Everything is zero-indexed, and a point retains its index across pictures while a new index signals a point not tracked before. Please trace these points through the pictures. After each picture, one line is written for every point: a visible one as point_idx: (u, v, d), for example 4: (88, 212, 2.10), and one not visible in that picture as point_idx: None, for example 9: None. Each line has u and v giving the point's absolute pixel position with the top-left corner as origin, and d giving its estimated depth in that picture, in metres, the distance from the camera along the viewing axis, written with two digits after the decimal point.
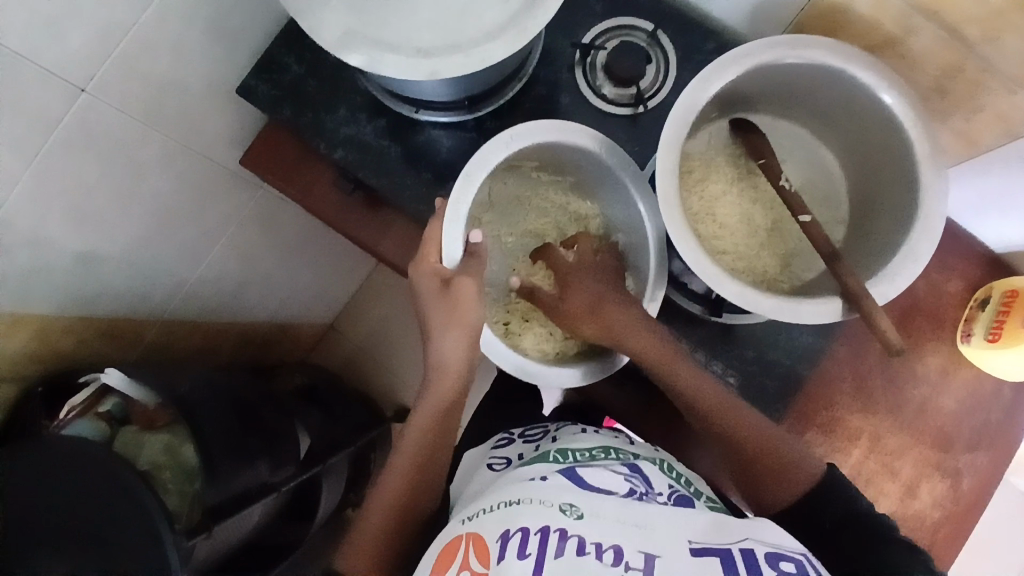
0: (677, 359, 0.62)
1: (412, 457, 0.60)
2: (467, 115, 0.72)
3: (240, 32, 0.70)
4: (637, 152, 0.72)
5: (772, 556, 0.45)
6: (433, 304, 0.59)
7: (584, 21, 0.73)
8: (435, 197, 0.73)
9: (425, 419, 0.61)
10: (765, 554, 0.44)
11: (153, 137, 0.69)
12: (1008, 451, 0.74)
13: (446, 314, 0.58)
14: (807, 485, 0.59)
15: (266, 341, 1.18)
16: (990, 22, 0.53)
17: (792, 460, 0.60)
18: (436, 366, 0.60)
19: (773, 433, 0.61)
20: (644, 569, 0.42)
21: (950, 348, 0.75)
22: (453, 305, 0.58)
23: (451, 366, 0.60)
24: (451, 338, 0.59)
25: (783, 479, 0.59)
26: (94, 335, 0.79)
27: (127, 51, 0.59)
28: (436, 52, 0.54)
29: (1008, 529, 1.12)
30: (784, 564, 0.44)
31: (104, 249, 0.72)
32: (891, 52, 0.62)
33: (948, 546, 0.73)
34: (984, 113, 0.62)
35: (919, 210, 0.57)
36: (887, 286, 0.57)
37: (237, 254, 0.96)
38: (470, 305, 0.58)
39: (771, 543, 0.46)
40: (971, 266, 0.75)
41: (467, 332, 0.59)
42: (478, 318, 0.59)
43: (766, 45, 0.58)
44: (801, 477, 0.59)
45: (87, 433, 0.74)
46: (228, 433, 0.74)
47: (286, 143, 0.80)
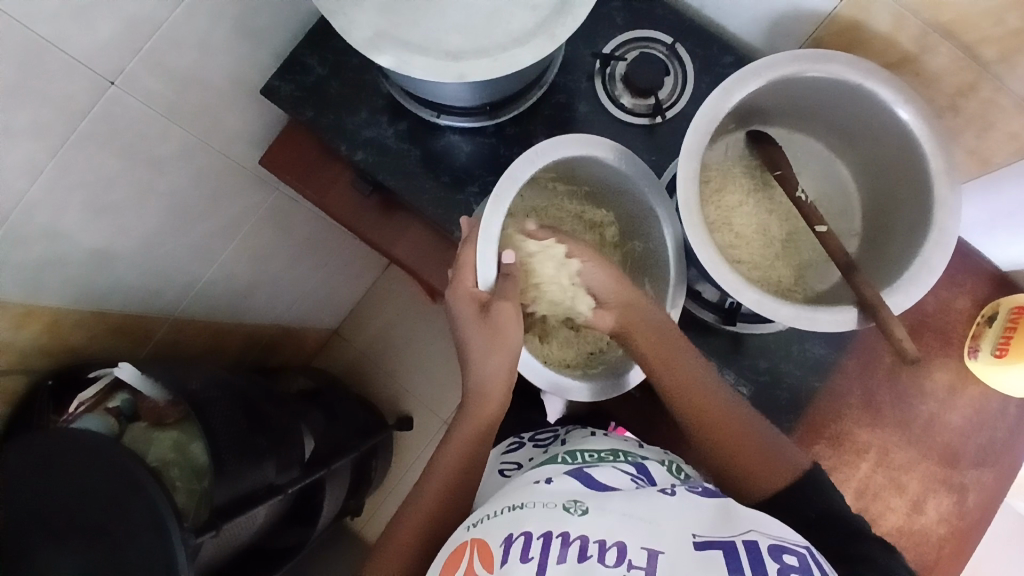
0: (681, 363, 0.62)
1: (444, 475, 0.59)
2: (488, 121, 0.73)
3: (265, 32, 0.71)
4: (653, 162, 0.73)
5: (776, 549, 0.45)
6: (473, 325, 0.61)
7: (604, 32, 0.75)
8: (453, 201, 0.73)
9: (461, 441, 0.61)
10: (768, 546, 0.45)
11: (175, 133, 0.70)
12: (1013, 468, 0.74)
13: (488, 339, 0.60)
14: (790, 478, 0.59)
15: (271, 343, 1.18)
16: (1006, 43, 0.54)
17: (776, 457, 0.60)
18: (476, 391, 0.62)
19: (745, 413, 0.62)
20: (646, 567, 0.42)
21: (958, 363, 0.75)
22: (494, 331, 0.60)
23: (491, 391, 0.62)
24: (492, 364, 0.60)
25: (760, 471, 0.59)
26: (104, 329, 0.79)
27: (156, 45, 0.60)
28: (465, 56, 0.55)
29: (1005, 552, 1.12)
30: (787, 556, 0.44)
31: (119, 244, 0.72)
32: (907, 70, 0.64)
33: (952, 561, 0.73)
34: (997, 132, 0.63)
35: (934, 223, 0.58)
36: (902, 296, 0.58)
37: (248, 253, 0.96)
38: (512, 323, 0.60)
39: (774, 536, 0.46)
40: (979, 283, 0.76)
41: (508, 356, 0.61)
42: (519, 341, 0.61)
43: (788, 58, 0.59)
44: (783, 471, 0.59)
45: (95, 428, 0.73)
46: (235, 427, 0.74)
47: (305, 145, 0.81)
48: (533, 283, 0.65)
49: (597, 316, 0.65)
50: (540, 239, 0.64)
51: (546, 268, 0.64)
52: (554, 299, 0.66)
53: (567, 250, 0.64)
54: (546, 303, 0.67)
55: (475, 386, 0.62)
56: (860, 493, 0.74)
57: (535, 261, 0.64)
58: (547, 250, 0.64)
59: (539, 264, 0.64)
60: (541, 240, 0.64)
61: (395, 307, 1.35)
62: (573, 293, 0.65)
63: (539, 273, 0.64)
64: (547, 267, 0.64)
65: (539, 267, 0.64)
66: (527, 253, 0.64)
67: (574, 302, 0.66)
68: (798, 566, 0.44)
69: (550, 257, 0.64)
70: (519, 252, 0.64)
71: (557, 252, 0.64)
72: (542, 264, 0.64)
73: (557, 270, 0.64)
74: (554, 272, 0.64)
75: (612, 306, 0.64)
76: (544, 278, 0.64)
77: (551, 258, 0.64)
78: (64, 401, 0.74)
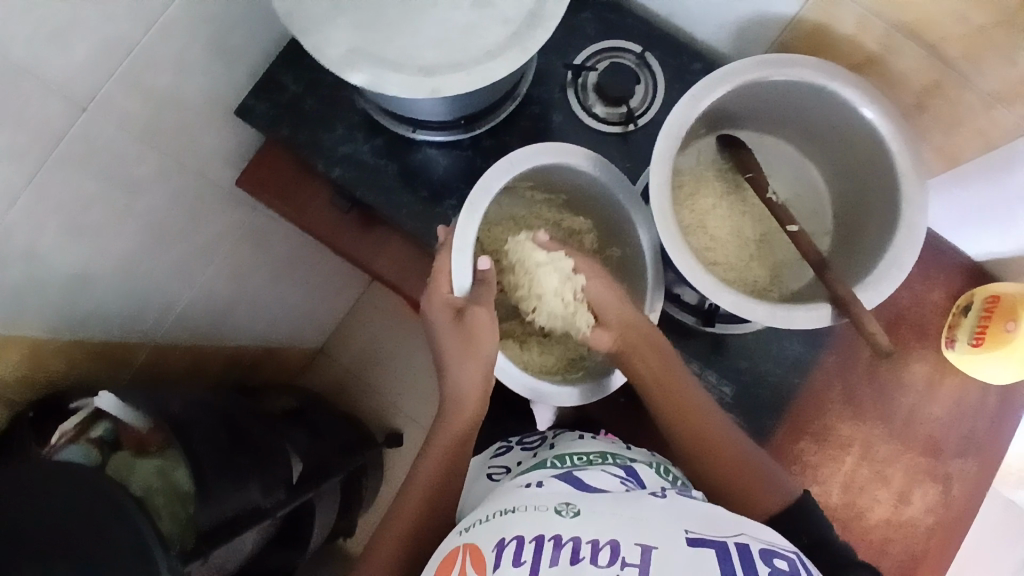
0: (677, 382, 0.63)
1: (424, 486, 0.59)
2: (464, 134, 0.74)
3: (239, 52, 0.72)
4: (629, 169, 0.74)
5: (766, 553, 0.45)
6: (450, 335, 0.61)
7: (575, 43, 0.76)
8: (432, 214, 0.74)
9: (439, 449, 0.61)
10: (760, 550, 0.45)
11: (151, 155, 0.70)
12: (995, 456, 0.76)
13: (461, 346, 0.61)
14: (782, 503, 0.59)
15: (254, 363, 1.17)
16: (969, 41, 0.56)
17: (768, 480, 0.61)
18: (453, 399, 0.63)
19: (737, 436, 0.63)
20: (640, 564, 0.42)
21: (937, 355, 0.77)
22: (467, 338, 0.61)
23: (467, 398, 0.62)
24: (466, 371, 0.61)
25: (752, 493, 0.60)
26: (84, 356, 0.78)
27: (130, 68, 0.60)
28: (439, 70, 0.56)
29: (993, 541, 1.14)
30: (777, 560, 0.45)
31: (97, 268, 0.72)
32: (872, 70, 0.65)
33: (939, 551, 0.74)
34: (963, 127, 0.64)
35: (903, 219, 0.59)
36: (874, 292, 0.60)
37: (228, 273, 0.95)
38: (486, 331, 0.60)
39: (765, 542, 0.47)
40: (952, 276, 0.78)
41: (482, 364, 0.61)
42: (493, 350, 0.61)
43: (755, 63, 0.60)
44: (775, 496, 0.60)
45: (78, 458, 0.71)
46: (218, 450, 0.73)
47: (281, 162, 0.81)
48: (536, 294, 0.66)
49: (596, 334, 0.64)
50: (549, 250, 0.65)
51: (550, 280, 0.65)
52: (555, 313, 0.66)
53: (574, 264, 0.64)
54: (547, 316, 0.67)
55: (452, 395, 0.63)
56: (846, 487, 0.75)
57: (540, 272, 0.65)
58: (554, 263, 0.65)
59: (543, 275, 0.65)
60: (550, 251, 0.65)
61: (380, 323, 1.35)
62: (575, 308, 0.65)
63: (542, 283, 0.65)
64: (552, 279, 0.65)
65: (544, 278, 0.65)
66: (532, 262, 0.65)
67: (575, 318, 0.66)
68: (789, 570, 0.44)
69: (556, 270, 0.64)
70: (526, 260, 0.65)
71: (563, 265, 0.64)
72: (547, 275, 0.65)
73: (560, 284, 0.65)
74: (558, 285, 0.65)
75: (612, 326, 0.64)
76: (547, 289, 0.65)
77: (556, 271, 0.65)
78: (44, 429, 0.73)
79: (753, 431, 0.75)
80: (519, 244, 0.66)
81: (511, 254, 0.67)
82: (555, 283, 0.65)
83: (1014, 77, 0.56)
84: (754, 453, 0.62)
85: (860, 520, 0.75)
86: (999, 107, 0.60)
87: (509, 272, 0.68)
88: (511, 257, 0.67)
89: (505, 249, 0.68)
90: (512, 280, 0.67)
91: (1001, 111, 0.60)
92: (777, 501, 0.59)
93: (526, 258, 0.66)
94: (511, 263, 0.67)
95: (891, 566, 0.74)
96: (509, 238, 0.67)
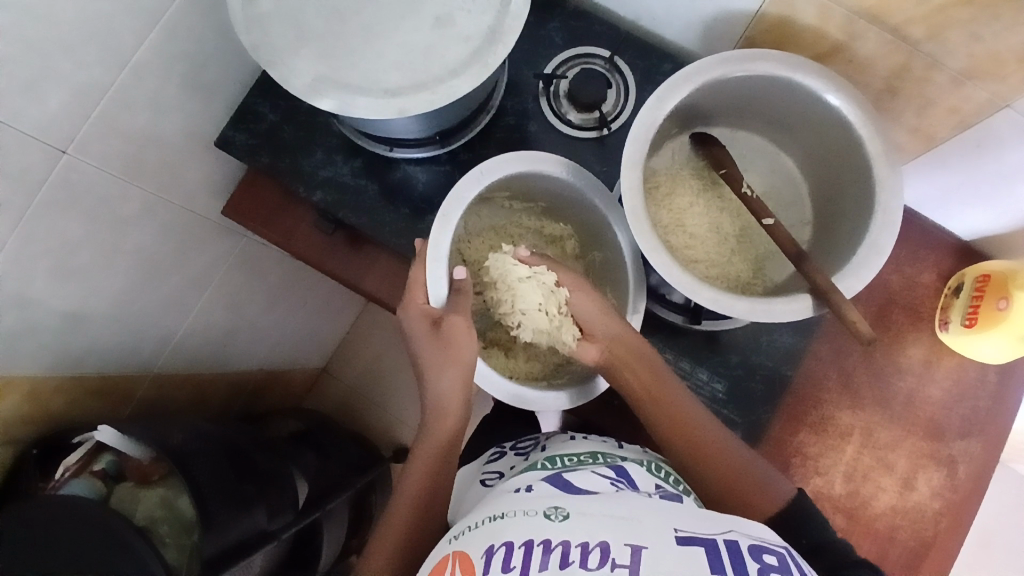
0: (665, 386, 0.63)
1: (413, 496, 0.59)
2: (440, 150, 0.74)
3: (214, 85, 0.73)
4: (605, 173, 0.75)
5: (756, 550, 0.45)
6: (425, 345, 0.62)
7: (545, 53, 0.77)
8: (414, 230, 0.75)
9: (425, 457, 0.62)
10: (749, 547, 0.45)
11: (136, 192, 0.71)
12: (1000, 434, 0.75)
13: (441, 353, 0.61)
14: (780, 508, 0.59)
15: (257, 389, 1.18)
16: (931, 20, 0.55)
17: (762, 485, 0.61)
18: (434, 408, 0.63)
19: (730, 443, 0.63)
20: (630, 565, 0.41)
21: (931, 337, 0.76)
22: (446, 346, 0.61)
23: (449, 405, 0.63)
24: (447, 378, 0.62)
25: (754, 501, 0.59)
26: (84, 392, 0.79)
27: (106, 110, 0.62)
28: (404, 92, 0.57)
29: (1012, 517, 1.13)
30: (767, 557, 0.45)
31: (90, 307, 0.73)
32: (839, 58, 0.65)
33: (948, 535, 0.74)
34: (935, 108, 0.64)
35: (879, 206, 0.59)
36: (853, 278, 0.60)
37: (223, 301, 0.96)
38: (464, 341, 0.61)
39: (754, 537, 0.47)
40: (941, 257, 0.77)
41: (463, 370, 0.62)
42: (473, 355, 0.62)
43: (717, 61, 0.61)
44: (772, 502, 0.60)
45: (83, 492, 0.72)
46: (222, 480, 0.73)
47: (265, 189, 0.82)
48: (518, 310, 0.66)
49: (582, 347, 0.65)
50: (530, 264, 0.66)
51: (533, 295, 0.65)
52: (540, 329, 0.66)
53: (556, 278, 0.65)
54: (531, 331, 0.67)
55: (433, 403, 0.63)
56: (848, 476, 0.75)
57: (522, 286, 0.65)
58: (536, 276, 0.65)
59: (526, 289, 0.65)
60: (531, 266, 0.66)
61: (380, 338, 1.35)
62: (560, 322, 0.65)
63: (526, 298, 0.65)
64: (535, 294, 0.65)
65: (526, 293, 0.65)
66: (513, 276, 0.65)
67: (560, 332, 0.65)
68: (778, 566, 0.44)
69: (538, 283, 0.65)
70: (508, 275, 0.65)
71: (546, 279, 0.65)
72: (530, 289, 0.65)
73: (543, 298, 0.65)
74: (541, 299, 0.65)
75: (602, 341, 0.64)
76: (530, 304, 0.65)
77: (538, 285, 0.65)
78: (49, 467, 0.74)
79: (750, 425, 0.75)
80: (499, 260, 0.66)
81: (493, 271, 0.67)
82: (537, 298, 0.65)
83: (979, 53, 0.56)
84: (750, 460, 0.62)
85: (866, 509, 0.74)
86: (970, 84, 0.59)
87: (491, 287, 0.68)
88: (492, 273, 0.67)
89: (485, 268, 0.68)
90: (494, 296, 0.68)
91: (973, 88, 0.60)
92: (771, 508, 0.59)
93: (508, 274, 0.66)
94: (493, 279, 0.67)
95: (901, 554, 0.73)
96: (491, 255, 0.68)
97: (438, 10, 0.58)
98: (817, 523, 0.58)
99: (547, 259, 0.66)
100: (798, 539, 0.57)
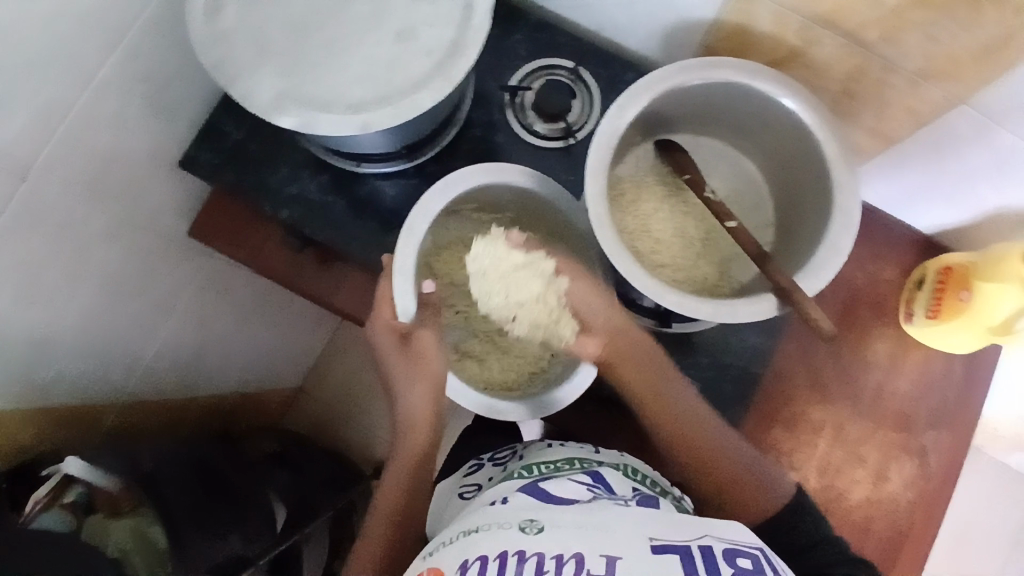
0: (666, 390, 0.65)
1: (389, 512, 0.60)
2: (408, 163, 0.74)
3: (177, 104, 0.73)
4: (572, 182, 0.76)
5: (730, 553, 0.46)
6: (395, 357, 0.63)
7: (510, 64, 0.78)
8: (382, 244, 0.75)
9: (399, 474, 0.63)
10: (723, 550, 0.46)
11: (101, 215, 0.70)
12: (966, 422, 0.77)
13: (408, 367, 0.63)
14: (770, 506, 0.60)
15: (232, 411, 1.17)
16: (886, 22, 0.56)
17: (758, 482, 0.62)
18: (406, 422, 0.64)
19: (724, 443, 0.64)
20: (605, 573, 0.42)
21: (896, 331, 0.78)
22: (415, 359, 0.62)
23: (419, 418, 0.63)
24: (417, 391, 0.63)
25: (748, 497, 0.61)
26: (52, 421, 0.77)
27: (68, 132, 0.61)
28: (367, 106, 0.57)
29: (982, 507, 1.16)
30: (741, 560, 0.45)
31: (57, 333, 0.71)
32: (796, 63, 0.67)
33: (924, 525, 0.75)
34: (892, 108, 0.66)
35: (838, 207, 0.61)
36: (814, 279, 0.61)
37: (193, 323, 0.95)
38: (432, 354, 0.62)
39: (728, 540, 0.47)
40: (903, 252, 0.79)
41: (433, 384, 0.62)
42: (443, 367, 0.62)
43: (676, 69, 0.62)
44: (765, 498, 0.61)
45: (53, 526, 0.68)
46: (195, 501, 0.77)
47: (230, 209, 0.82)
48: (518, 301, 0.68)
49: (580, 341, 0.66)
50: (526, 251, 0.67)
51: (531, 285, 0.67)
52: (537, 322, 0.69)
53: (555, 266, 0.66)
54: (527, 325, 0.69)
55: (403, 416, 0.64)
56: (823, 472, 0.76)
57: (521, 275, 0.67)
58: (535, 264, 0.66)
59: (524, 280, 0.67)
60: (528, 253, 0.67)
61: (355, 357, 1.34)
62: (558, 315, 0.68)
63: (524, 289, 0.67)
64: (534, 283, 0.67)
65: (525, 282, 0.67)
66: (507, 266, 0.67)
67: (558, 325, 0.68)
68: (752, 569, 0.45)
69: (537, 272, 0.66)
70: (504, 264, 0.67)
71: (545, 267, 0.66)
72: (529, 278, 0.67)
73: (542, 288, 0.67)
74: (540, 288, 0.67)
75: (598, 331, 0.66)
76: (529, 296, 0.68)
77: (537, 273, 0.67)
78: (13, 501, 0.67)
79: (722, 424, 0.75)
80: (492, 248, 0.66)
81: (482, 260, 0.67)
82: (537, 287, 0.67)
83: (936, 54, 0.57)
84: (742, 458, 0.63)
85: (840, 502, 0.76)
86: (926, 85, 0.61)
87: (480, 279, 0.68)
88: (484, 261, 0.67)
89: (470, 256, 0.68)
90: (488, 288, 0.68)
91: (928, 87, 0.61)
92: (769, 506, 0.60)
93: (503, 263, 0.67)
94: (483, 269, 0.68)
95: (877, 546, 0.75)
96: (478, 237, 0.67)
97: (401, 25, 0.58)
98: (811, 521, 0.59)
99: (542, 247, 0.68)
100: (793, 541, 0.58)
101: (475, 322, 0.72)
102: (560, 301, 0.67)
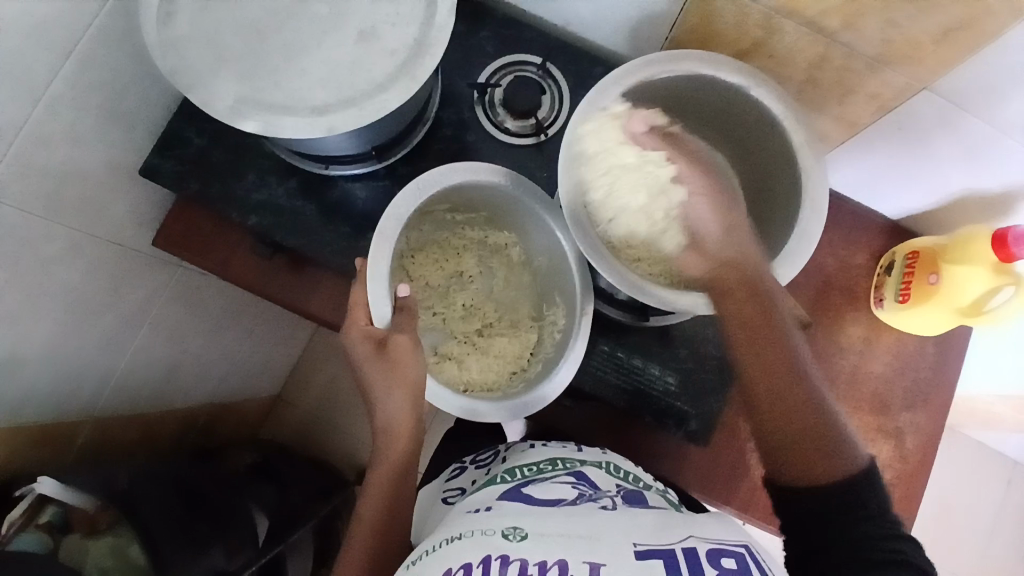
0: (775, 325, 0.54)
1: (371, 524, 0.60)
2: (378, 164, 0.73)
3: (136, 112, 0.71)
4: (545, 179, 0.76)
5: (714, 554, 0.45)
6: (371, 366, 0.60)
7: (477, 62, 0.77)
8: (354, 248, 0.74)
9: (380, 484, 0.61)
10: (708, 552, 0.45)
11: (62, 230, 0.68)
12: (941, 402, 0.78)
13: (386, 374, 0.60)
14: (843, 472, 0.51)
15: (208, 424, 1.15)
16: (845, 10, 0.57)
17: (833, 445, 0.52)
18: (384, 430, 0.62)
19: (818, 396, 0.53)
20: None
21: (869, 315, 0.79)
22: (391, 366, 0.60)
23: (398, 426, 0.61)
24: (394, 398, 0.60)
25: (822, 460, 0.51)
26: (23, 440, 0.75)
27: (23, 147, 0.58)
28: (331, 108, 0.56)
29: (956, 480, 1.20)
30: (726, 560, 0.44)
31: (22, 354, 0.69)
32: (760, 53, 0.67)
33: (903, 505, 0.77)
34: (856, 96, 0.67)
35: (806, 196, 0.62)
36: (789, 266, 0.62)
37: (164, 335, 0.93)
38: (408, 361, 0.60)
39: (712, 541, 0.47)
40: (871, 237, 0.81)
41: (411, 391, 0.61)
42: (420, 374, 0.61)
43: (642, 63, 0.63)
44: (838, 463, 0.51)
45: (31, 547, 0.65)
46: (173, 521, 0.75)
47: (196, 218, 0.80)
48: (619, 205, 0.66)
49: (686, 256, 0.62)
50: (643, 147, 0.63)
51: (637, 194, 0.65)
52: (636, 227, 0.67)
53: (672, 174, 0.63)
54: (624, 228, 0.67)
55: (381, 424, 0.62)
56: None
57: (628, 180, 0.64)
58: (647, 165, 0.64)
59: (632, 185, 0.64)
60: (643, 149, 0.63)
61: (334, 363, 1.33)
62: (664, 226, 0.65)
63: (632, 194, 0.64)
64: (642, 184, 0.64)
65: (632, 188, 0.64)
66: (620, 162, 0.64)
67: (662, 235, 0.66)
68: (738, 569, 0.44)
69: (646, 175, 0.64)
70: (616, 159, 0.64)
71: (662, 174, 0.63)
72: (637, 184, 0.64)
73: (649, 199, 0.65)
74: (646, 200, 0.65)
75: (707, 255, 0.60)
76: (632, 203, 0.65)
77: (650, 180, 0.64)
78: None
79: (702, 416, 0.75)
80: (597, 138, 0.63)
81: (585, 147, 0.63)
82: (642, 197, 0.65)
83: (895, 40, 0.58)
84: (833, 418, 0.53)
85: None
86: (887, 70, 0.62)
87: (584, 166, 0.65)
88: (593, 145, 0.63)
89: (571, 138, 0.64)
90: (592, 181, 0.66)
91: (889, 73, 0.62)
92: (840, 474, 0.51)
93: (614, 158, 0.64)
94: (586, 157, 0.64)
95: None
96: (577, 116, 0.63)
97: (362, 25, 0.57)
98: (878, 496, 0.51)
99: (661, 145, 0.64)
100: (850, 510, 0.50)
101: (450, 320, 0.72)
102: (665, 212, 0.64)
